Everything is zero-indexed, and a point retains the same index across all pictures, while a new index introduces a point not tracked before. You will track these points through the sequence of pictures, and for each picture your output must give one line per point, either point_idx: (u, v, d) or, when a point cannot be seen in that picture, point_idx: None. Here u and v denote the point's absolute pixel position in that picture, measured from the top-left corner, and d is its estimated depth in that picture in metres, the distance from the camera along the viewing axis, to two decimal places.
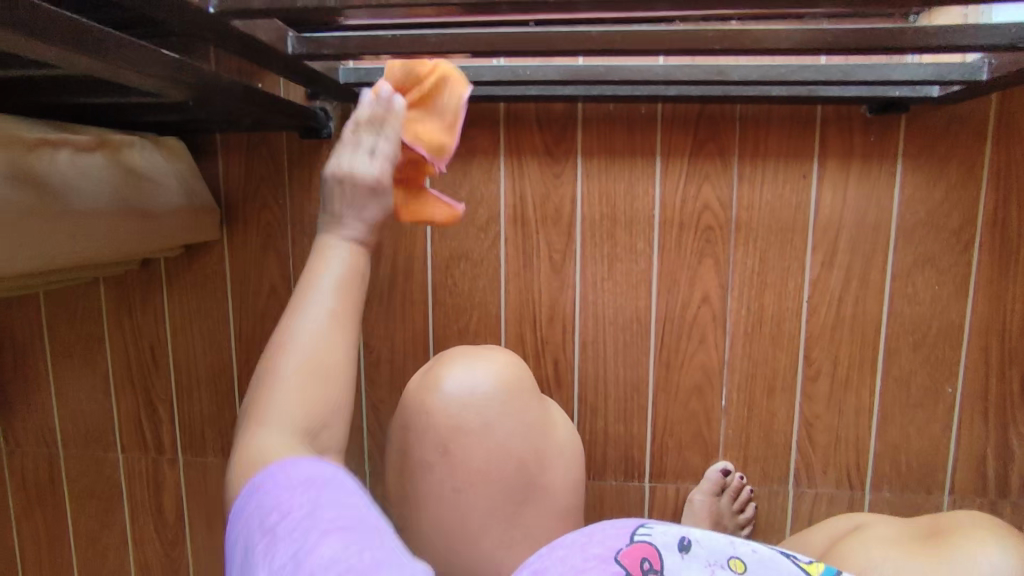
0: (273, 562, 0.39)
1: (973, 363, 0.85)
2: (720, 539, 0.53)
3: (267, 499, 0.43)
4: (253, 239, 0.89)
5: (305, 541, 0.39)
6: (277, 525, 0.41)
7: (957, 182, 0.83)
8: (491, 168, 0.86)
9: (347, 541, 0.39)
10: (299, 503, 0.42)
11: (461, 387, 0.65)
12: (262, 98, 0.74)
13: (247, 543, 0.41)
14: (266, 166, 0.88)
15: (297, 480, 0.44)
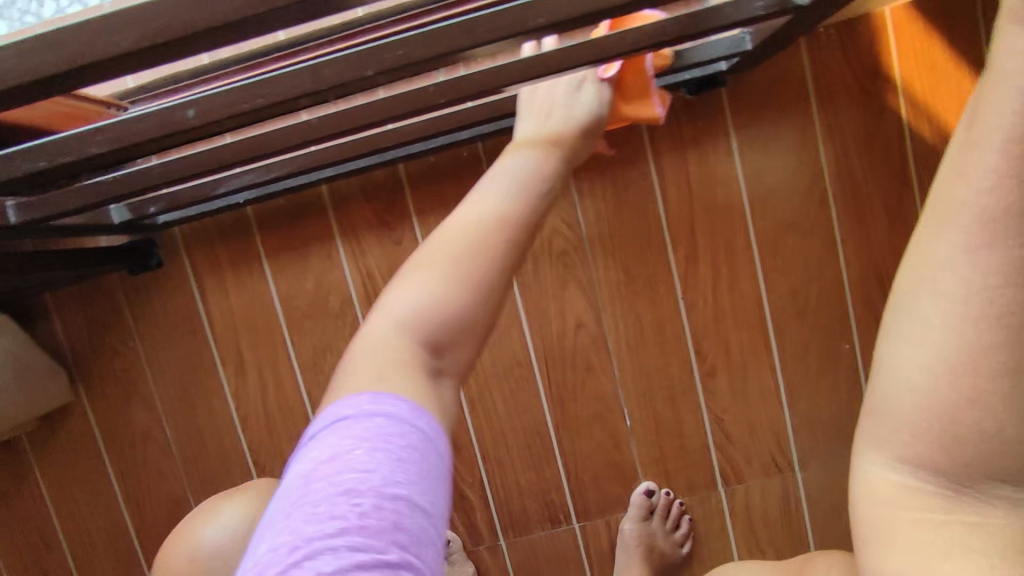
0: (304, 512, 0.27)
1: (862, 316, 0.83)
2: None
3: (342, 416, 0.30)
4: (111, 390, 0.85)
5: (328, 526, 0.26)
6: (337, 462, 0.28)
7: (793, 142, 0.81)
8: (330, 252, 0.83)
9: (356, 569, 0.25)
10: (359, 459, 0.28)
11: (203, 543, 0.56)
12: (43, 262, 0.69)
13: (287, 486, 0.29)
14: (104, 312, 0.84)
15: (372, 428, 0.29)
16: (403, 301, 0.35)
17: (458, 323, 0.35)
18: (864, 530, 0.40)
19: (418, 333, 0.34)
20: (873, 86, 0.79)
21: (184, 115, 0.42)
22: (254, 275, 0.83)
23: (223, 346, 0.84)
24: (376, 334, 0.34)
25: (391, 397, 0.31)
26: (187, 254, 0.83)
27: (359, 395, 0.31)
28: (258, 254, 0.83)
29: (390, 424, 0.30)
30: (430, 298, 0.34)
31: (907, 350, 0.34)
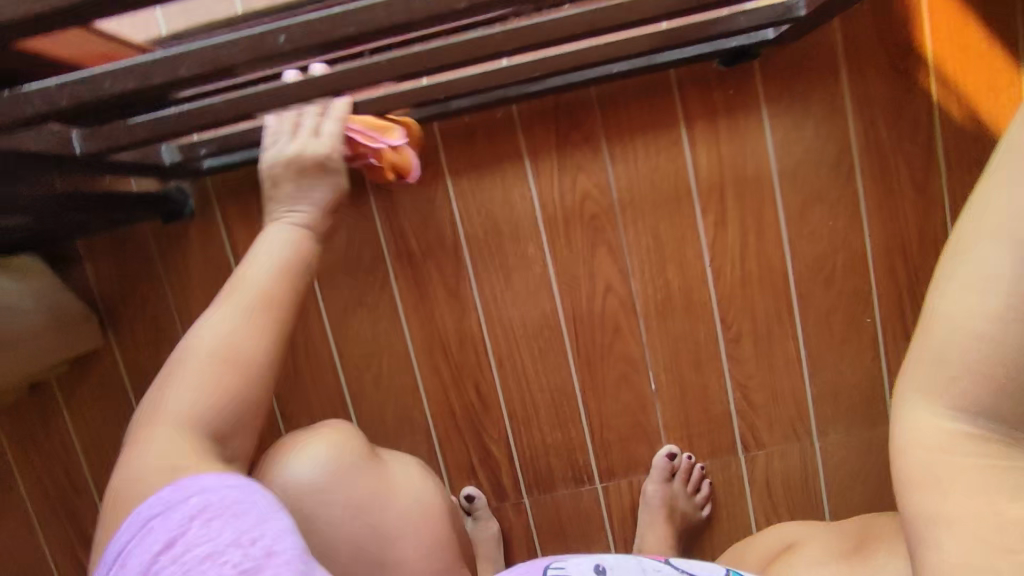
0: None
1: (884, 288, 0.84)
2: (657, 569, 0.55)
3: (148, 515, 0.42)
4: (142, 340, 0.86)
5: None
6: (178, 543, 0.39)
7: (823, 114, 0.83)
8: (364, 209, 0.84)
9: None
10: (196, 535, 0.40)
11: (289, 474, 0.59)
12: (89, 198, 0.71)
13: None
14: (136, 261, 0.85)
15: (191, 511, 0.41)
16: (206, 338, 0.52)
17: (247, 361, 0.53)
18: (911, 475, 0.49)
19: (200, 421, 0.50)
20: (905, 61, 0.81)
21: (275, 40, 0.48)
22: None
23: None
24: (164, 427, 0.49)
25: (209, 478, 0.44)
26: (221, 206, 0.84)
27: (163, 490, 0.43)
28: None
29: (175, 506, 0.42)
30: (196, 396, 0.50)
31: (971, 299, 0.46)
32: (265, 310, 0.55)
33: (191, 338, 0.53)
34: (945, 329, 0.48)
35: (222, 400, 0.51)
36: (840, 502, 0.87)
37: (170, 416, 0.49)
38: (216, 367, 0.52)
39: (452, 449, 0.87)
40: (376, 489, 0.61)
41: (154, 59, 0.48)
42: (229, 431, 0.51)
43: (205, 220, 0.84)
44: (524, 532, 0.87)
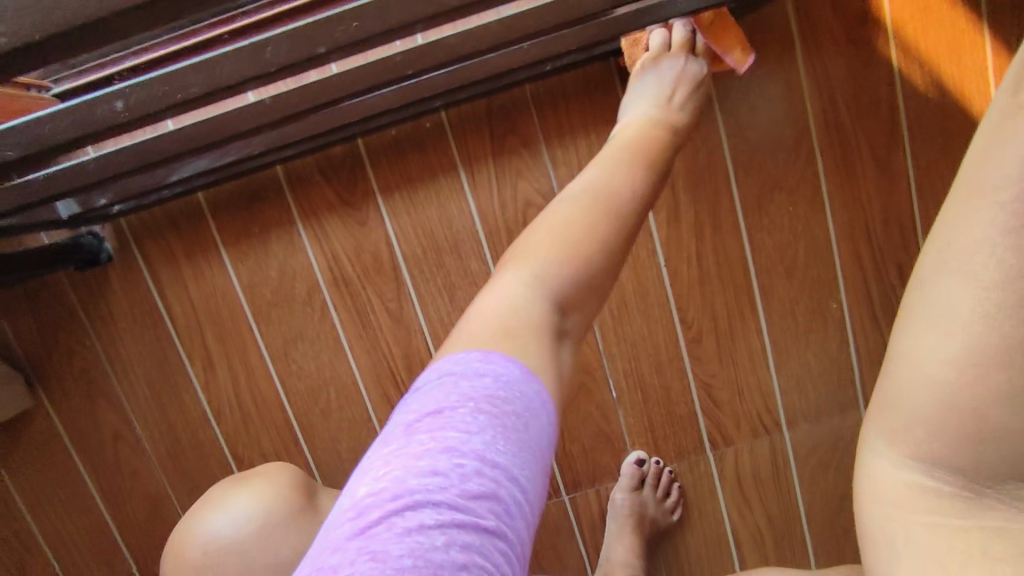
0: (404, 458, 0.31)
1: (848, 273, 0.80)
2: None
3: (454, 374, 0.35)
4: (73, 393, 0.81)
5: (428, 477, 0.30)
6: (445, 415, 0.32)
7: (777, 95, 0.76)
8: (291, 237, 0.78)
9: (440, 495, 0.29)
10: (462, 419, 0.32)
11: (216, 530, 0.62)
12: None
13: (387, 436, 0.33)
14: (54, 311, 0.79)
15: (478, 388, 0.34)
16: (561, 211, 0.45)
17: (597, 260, 0.43)
18: (876, 536, 0.44)
19: (554, 286, 0.41)
20: (863, 29, 0.74)
21: (110, 109, 0.51)
22: (213, 265, 0.78)
23: (187, 340, 0.80)
24: (491, 301, 0.40)
25: (497, 356, 0.36)
26: (138, 245, 0.78)
27: (473, 352, 0.36)
28: (215, 243, 0.78)
29: (470, 377, 0.34)
30: (517, 289, 0.41)
31: (923, 335, 0.41)
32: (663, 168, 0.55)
33: (543, 217, 0.45)
34: (900, 384, 0.43)
35: (569, 243, 0.43)
36: (811, 492, 0.85)
37: (518, 281, 0.41)
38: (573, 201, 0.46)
39: None
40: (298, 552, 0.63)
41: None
42: (572, 304, 0.42)
43: (123, 261, 0.78)
44: None
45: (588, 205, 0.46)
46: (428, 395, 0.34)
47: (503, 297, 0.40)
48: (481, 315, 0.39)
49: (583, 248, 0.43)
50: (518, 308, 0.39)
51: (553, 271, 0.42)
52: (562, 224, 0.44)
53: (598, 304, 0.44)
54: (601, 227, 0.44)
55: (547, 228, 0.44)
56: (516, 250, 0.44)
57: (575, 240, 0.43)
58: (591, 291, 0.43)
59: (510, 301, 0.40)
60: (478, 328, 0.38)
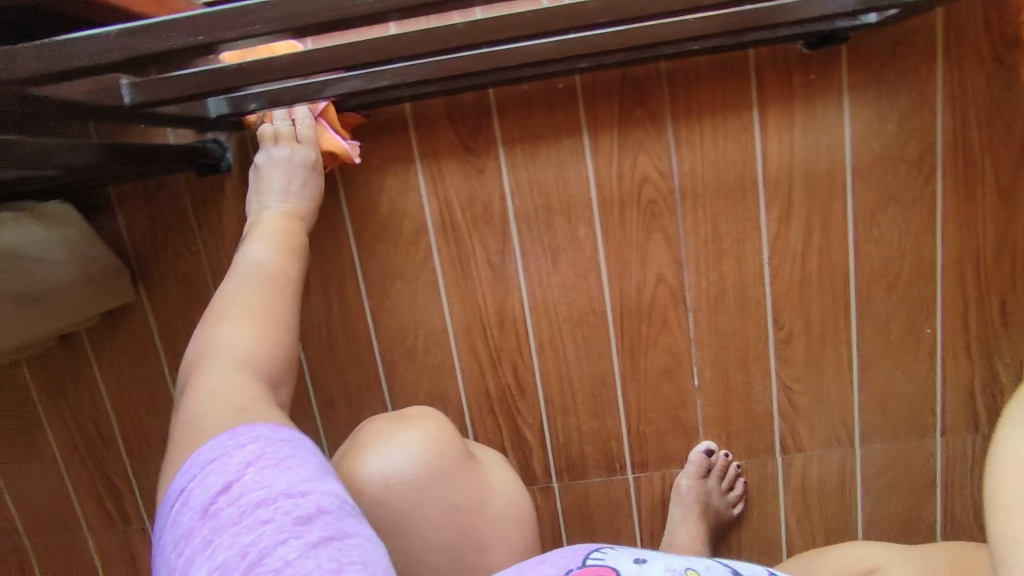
0: (233, 536, 0.34)
1: (950, 298, 0.80)
2: (674, 559, 0.48)
3: (209, 459, 0.39)
4: (173, 296, 0.83)
5: (267, 530, 0.34)
6: (235, 486, 0.37)
7: (908, 109, 0.76)
8: (409, 176, 0.79)
9: (315, 535, 0.35)
10: (256, 478, 0.37)
11: (379, 472, 0.55)
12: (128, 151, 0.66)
13: (189, 531, 0.36)
14: (168, 212, 0.81)
15: (252, 453, 0.39)
16: (233, 285, 0.59)
17: (281, 321, 0.57)
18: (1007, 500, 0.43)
19: (260, 372, 0.52)
20: (1008, 57, 0.74)
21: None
22: (328, 191, 0.80)
23: None
24: (219, 372, 0.49)
25: (264, 426, 0.42)
26: None
27: (221, 436, 0.41)
28: (334, 170, 0.79)
29: (231, 453, 0.39)
30: (213, 387, 0.48)
31: None
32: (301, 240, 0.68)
33: (221, 290, 0.59)
34: None
35: (258, 312, 0.56)
36: (874, 511, 0.85)
37: (232, 359, 0.51)
38: (265, 283, 0.60)
39: (484, 428, 0.85)
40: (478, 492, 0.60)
41: (215, 13, 0.49)
42: (271, 381, 0.52)
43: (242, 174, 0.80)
44: (550, 516, 0.87)
45: (276, 277, 0.61)
46: (194, 491, 0.38)
47: (218, 399, 0.46)
48: (190, 412, 0.45)
49: (257, 343, 0.54)
50: (231, 394, 0.47)
51: (245, 368, 0.51)
52: (253, 307, 0.56)
53: (286, 395, 0.55)
54: (279, 297, 0.59)
55: (245, 314, 0.56)
56: (206, 335, 0.54)
57: (254, 359, 0.52)
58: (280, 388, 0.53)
59: (217, 394, 0.47)
60: (214, 406, 0.45)
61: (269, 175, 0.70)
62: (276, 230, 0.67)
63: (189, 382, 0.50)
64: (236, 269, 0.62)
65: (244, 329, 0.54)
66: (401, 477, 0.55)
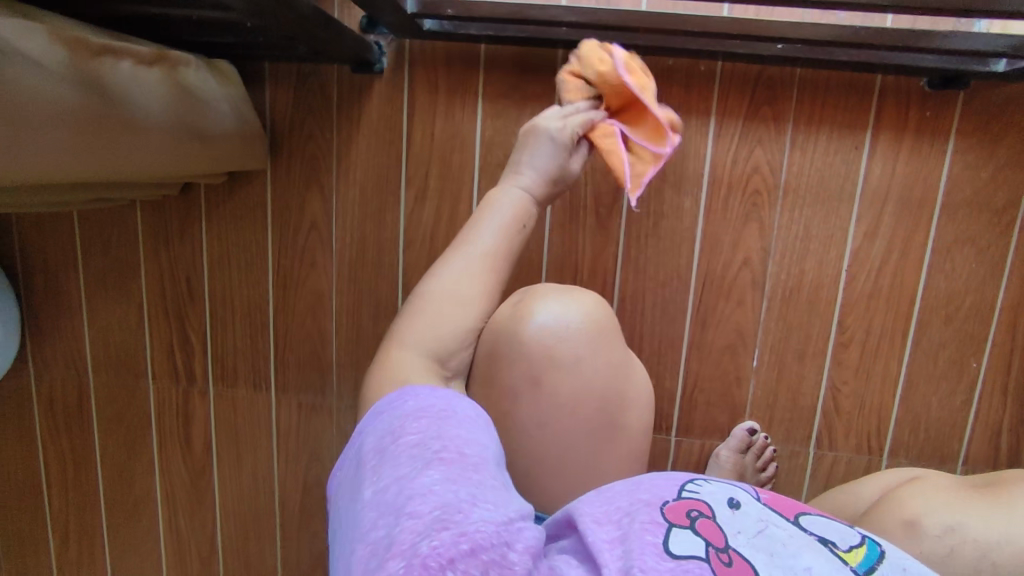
0: (386, 473, 0.38)
1: (1000, 340, 0.87)
2: (762, 505, 0.41)
3: (380, 430, 0.42)
4: (295, 174, 0.88)
5: (418, 474, 0.37)
6: (393, 434, 0.40)
7: (1004, 161, 0.84)
8: (544, 116, 0.85)
9: (462, 485, 0.36)
10: (414, 425, 0.40)
11: (550, 320, 0.60)
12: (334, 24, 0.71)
13: (360, 472, 0.40)
14: (313, 98, 0.86)
15: (411, 406, 0.42)
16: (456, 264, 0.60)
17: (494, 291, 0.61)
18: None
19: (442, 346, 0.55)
20: None
21: None
22: (466, 111, 0.86)
23: (414, 168, 0.87)
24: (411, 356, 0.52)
25: (427, 389, 0.45)
26: (412, 69, 0.85)
27: (392, 396, 0.44)
28: (476, 94, 0.85)
29: (401, 420, 0.41)
30: (421, 360, 0.52)
31: None
32: (523, 228, 0.66)
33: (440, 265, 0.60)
34: None
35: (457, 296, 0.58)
36: None
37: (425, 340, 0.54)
38: (487, 264, 0.61)
39: None
40: (623, 360, 0.64)
41: None
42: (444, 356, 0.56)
43: (392, 79, 0.85)
44: None
45: (495, 265, 0.62)
46: (367, 427, 0.43)
47: (425, 342, 0.54)
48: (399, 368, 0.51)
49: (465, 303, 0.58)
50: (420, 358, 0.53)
51: (432, 336, 0.55)
52: (479, 272, 0.60)
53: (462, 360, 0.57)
54: (483, 268, 0.61)
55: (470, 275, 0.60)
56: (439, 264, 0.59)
57: (448, 338, 0.56)
58: (461, 356, 0.57)
59: (417, 358, 0.52)
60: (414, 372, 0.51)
61: (540, 141, 0.70)
62: (511, 207, 0.66)
63: (411, 307, 0.57)
64: (497, 205, 0.66)
65: (448, 304, 0.57)
66: (569, 335, 0.60)
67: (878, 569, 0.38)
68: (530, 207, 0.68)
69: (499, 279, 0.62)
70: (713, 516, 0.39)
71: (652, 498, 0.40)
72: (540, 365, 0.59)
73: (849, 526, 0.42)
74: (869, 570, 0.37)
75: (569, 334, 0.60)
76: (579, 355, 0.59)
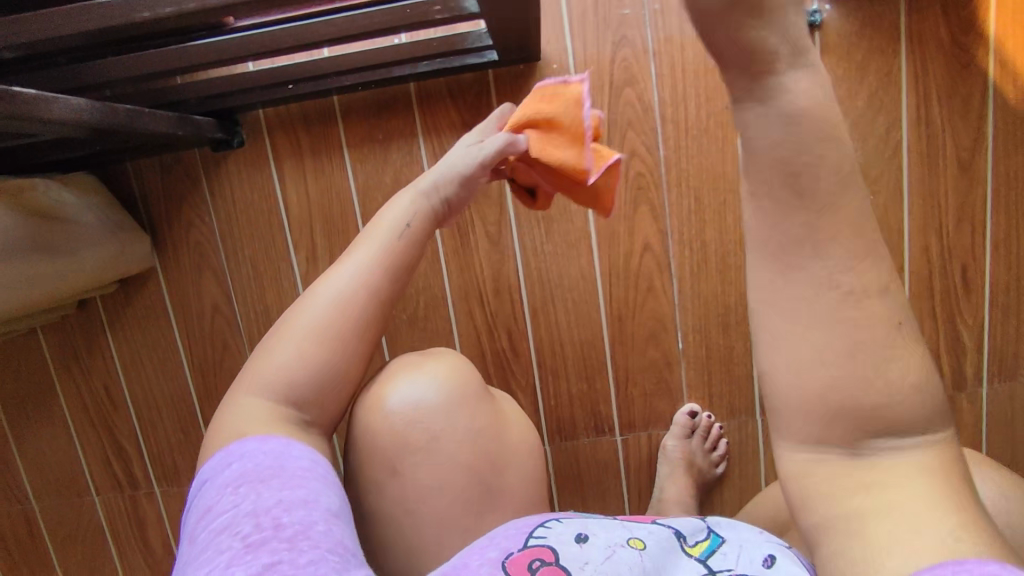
0: (199, 555, 0.40)
1: (916, 265, 0.86)
2: (616, 524, 0.51)
3: (202, 509, 0.43)
4: (184, 263, 0.87)
5: (223, 557, 0.39)
6: (210, 512, 0.42)
7: (876, 87, 0.82)
8: (411, 150, 0.84)
9: (265, 560, 0.38)
10: (229, 499, 0.42)
11: (401, 401, 0.59)
12: (160, 116, 0.70)
13: (185, 551, 0.42)
14: (183, 185, 0.86)
15: (231, 475, 0.44)
16: (335, 285, 0.56)
17: (370, 318, 0.56)
18: None
19: (303, 387, 0.53)
20: (964, 40, 0.81)
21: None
22: (335, 163, 0.85)
23: (297, 231, 0.86)
24: (252, 401, 0.51)
25: (251, 441, 0.47)
26: (271, 135, 0.84)
27: (213, 458, 0.46)
28: (340, 144, 0.84)
29: (218, 499, 0.43)
30: (262, 408, 0.51)
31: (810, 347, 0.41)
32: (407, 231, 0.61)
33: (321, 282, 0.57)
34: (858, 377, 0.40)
35: (324, 332, 0.54)
36: None
37: (278, 376, 0.52)
38: (367, 293, 0.57)
39: None
40: (493, 420, 0.62)
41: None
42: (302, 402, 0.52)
43: (254, 149, 0.85)
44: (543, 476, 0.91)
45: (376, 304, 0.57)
46: (195, 500, 0.45)
47: (278, 379, 0.52)
48: (237, 415, 0.50)
49: (328, 334, 0.54)
50: (261, 410, 0.51)
51: (284, 376, 0.52)
52: (352, 309, 0.55)
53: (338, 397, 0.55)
54: (358, 295, 0.56)
55: (339, 300, 0.55)
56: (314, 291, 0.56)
57: (307, 382, 0.53)
58: (325, 406, 0.54)
59: (265, 404, 0.51)
60: (248, 419, 0.50)
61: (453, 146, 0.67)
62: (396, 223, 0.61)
63: (278, 329, 0.55)
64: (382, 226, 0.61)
65: (308, 341, 0.53)
66: (421, 407, 0.59)
67: (718, 551, 0.49)
68: (427, 221, 0.63)
69: (379, 319, 0.57)
70: (556, 560, 0.45)
71: (497, 555, 0.45)
72: (397, 449, 0.58)
73: (700, 526, 0.53)
74: (710, 555, 0.49)
75: (424, 410, 0.59)
76: (435, 430, 0.58)
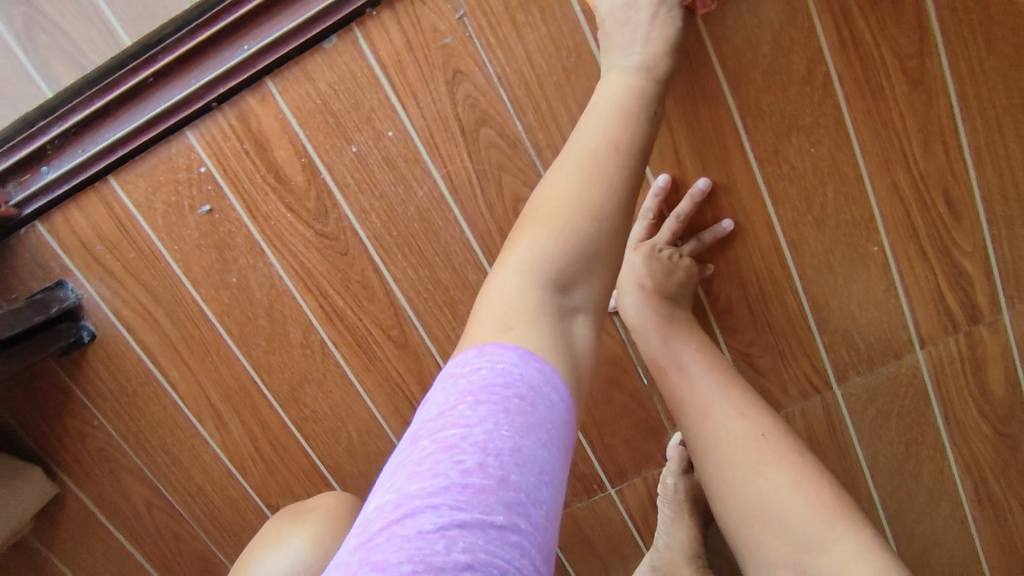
0: (411, 466, 0.36)
1: (890, 209, 0.71)
2: None
3: (461, 387, 0.39)
4: (96, 472, 0.79)
5: (431, 484, 0.34)
6: (444, 414, 0.38)
7: (779, 21, 0.65)
8: (273, 281, 0.72)
9: (473, 507, 0.33)
10: (464, 415, 0.37)
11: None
12: None
13: (419, 441, 0.38)
14: (53, 398, 0.76)
15: (481, 378, 0.39)
16: (590, 137, 0.51)
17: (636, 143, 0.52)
18: None
19: (556, 260, 0.45)
20: None
21: None
22: (201, 324, 0.74)
23: (194, 403, 0.77)
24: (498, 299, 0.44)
25: (514, 350, 0.41)
26: (117, 316, 0.73)
27: (472, 349, 0.42)
28: (194, 302, 0.73)
29: (467, 387, 0.39)
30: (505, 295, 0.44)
31: (738, 462, 0.52)
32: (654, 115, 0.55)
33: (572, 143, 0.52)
34: (761, 487, 0.50)
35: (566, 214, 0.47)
36: (871, 444, 0.79)
37: (535, 250, 0.46)
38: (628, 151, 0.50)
39: None
40: None
41: None
42: (570, 282, 0.46)
43: (106, 338, 0.74)
44: None
45: (620, 150, 0.50)
46: (434, 395, 0.40)
47: (540, 254, 0.46)
48: (493, 304, 0.45)
49: (592, 201, 0.48)
50: (510, 305, 0.44)
51: (548, 252, 0.45)
52: (595, 167, 0.49)
53: (610, 260, 0.47)
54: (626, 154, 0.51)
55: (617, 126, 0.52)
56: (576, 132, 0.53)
57: (543, 256, 0.46)
58: (590, 280, 0.46)
59: (506, 293, 0.45)
60: (498, 313, 0.44)
61: None
62: (635, 94, 0.55)
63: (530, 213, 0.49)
64: (611, 79, 0.57)
65: (573, 176, 0.49)
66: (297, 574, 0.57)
67: None
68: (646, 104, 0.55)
69: (624, 163, 0.50)
70: None
71: None
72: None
73: None
74: None
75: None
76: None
